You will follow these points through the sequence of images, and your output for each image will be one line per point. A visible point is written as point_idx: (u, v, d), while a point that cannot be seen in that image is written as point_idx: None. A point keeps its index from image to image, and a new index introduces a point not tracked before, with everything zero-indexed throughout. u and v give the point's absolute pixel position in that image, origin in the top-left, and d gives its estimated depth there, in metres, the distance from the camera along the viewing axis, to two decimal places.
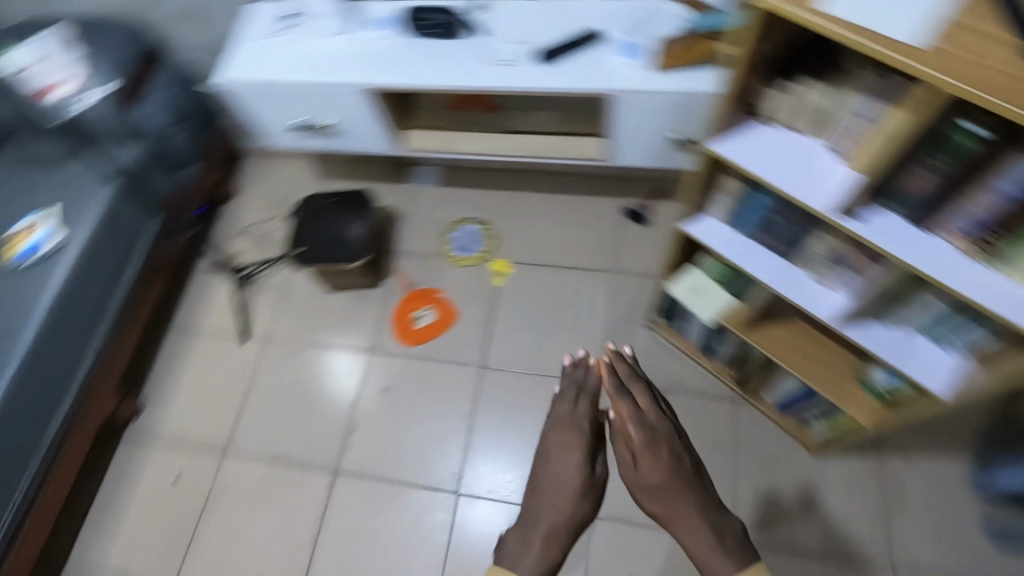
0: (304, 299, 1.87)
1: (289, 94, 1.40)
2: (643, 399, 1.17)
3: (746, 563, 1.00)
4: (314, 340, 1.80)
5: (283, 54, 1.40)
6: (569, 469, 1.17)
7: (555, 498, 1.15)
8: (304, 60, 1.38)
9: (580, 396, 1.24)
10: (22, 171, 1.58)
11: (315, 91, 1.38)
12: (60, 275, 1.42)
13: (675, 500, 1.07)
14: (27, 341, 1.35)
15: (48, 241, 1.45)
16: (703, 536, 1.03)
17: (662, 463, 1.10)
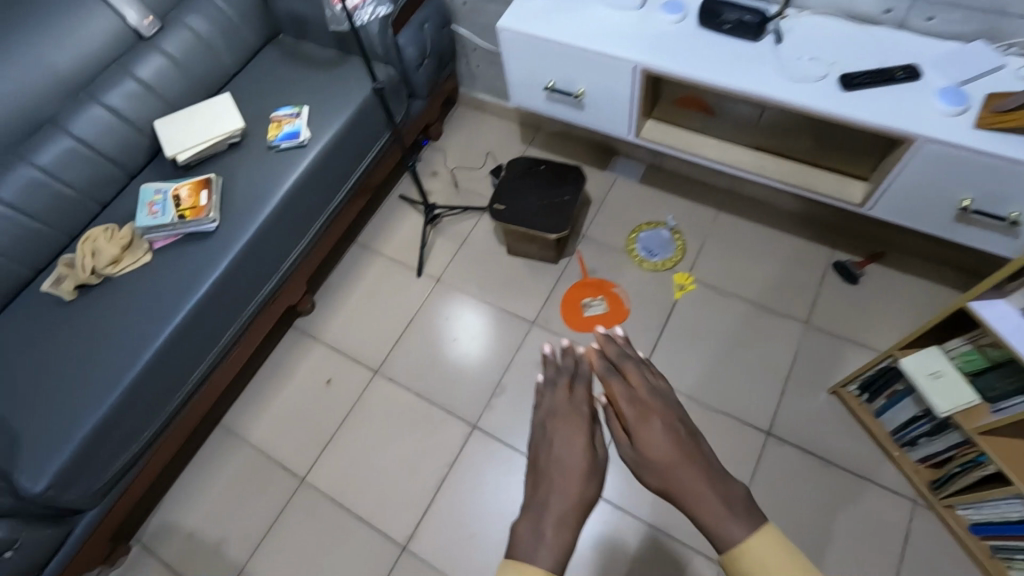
0: (481, 253, 1.89)
1: (560, 56, 1.40)
2: (640, 380, 0.79)
3: (768, 528, 0.67)
4: (482, 294, 1.82)
5: (566, 16, 1.40)
6: (567, 442, 0.74)
7: (545, 487, 0.71)
8: (587, 28, 1.37)
9: (569, 377, 0.81)
10: (289, 65, 1.70)
11: (588, 59, 1.37)
12: (301, 165, 1.52)
13: (671, 469, 0.70)
14: (262, 216, 1.45)
15: (304, 132, 1.54)
16: (709, 508, 0.68)
17: (659, 428, 0.72)
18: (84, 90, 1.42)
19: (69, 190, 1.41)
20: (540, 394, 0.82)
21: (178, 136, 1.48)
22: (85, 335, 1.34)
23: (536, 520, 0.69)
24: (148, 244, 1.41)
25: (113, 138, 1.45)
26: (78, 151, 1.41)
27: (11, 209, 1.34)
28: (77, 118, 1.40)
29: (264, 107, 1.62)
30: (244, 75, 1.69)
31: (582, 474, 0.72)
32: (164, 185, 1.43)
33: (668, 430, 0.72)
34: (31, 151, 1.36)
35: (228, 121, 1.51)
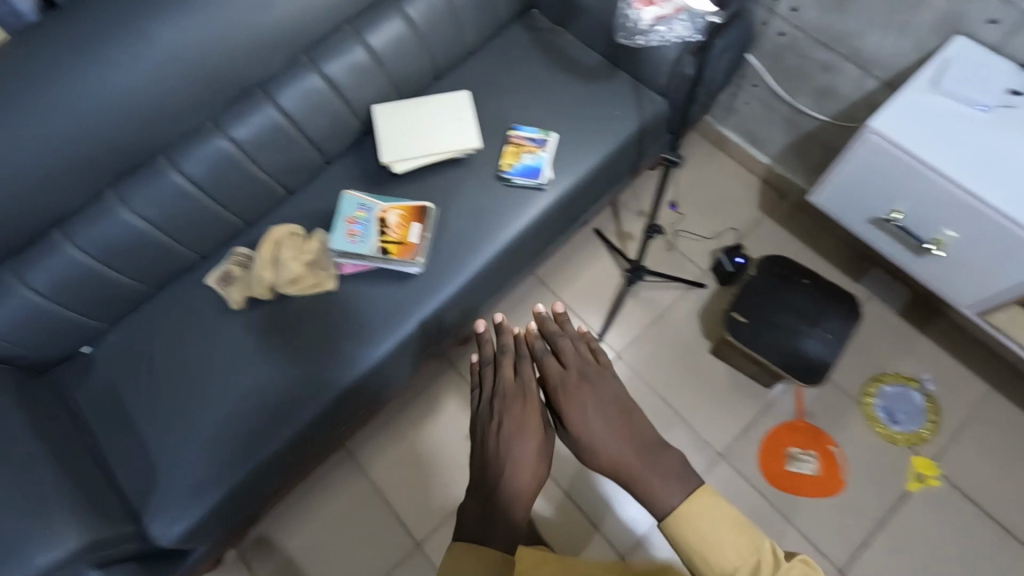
0: (676, 340, 1.56)
1: (945, 196, 0.98)
2: (570, 355, 0.96)
3: (706, 493, 0.78)
4: (665, 393, 1.51)
5: (978, 145, 0.97)
6: (504, 449, 0.87)
7: (492, 474, 0.86)
8: (1010, 175, 0.94)
9: (506, 369, 0.96)
10: (539, 60, 1.33)
11: (991, 220, 0.95)
12: (530, 214, 1.20)
13: (603, 446, 0.84)
14: (471, 270, 1.16)
15: (546, 171, 1.19)
16: (628, 458, 0.82)
17: (587, 403, 0.89)
18: (305, 50, 1.10)
19: (258, 172, 1.14)
20: (482, 380, 0.99)
21: (399, 138, 1.16)
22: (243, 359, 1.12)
23: (489, 502, 0.85)
24: (333, 266, 1.14)
25: (320, 118, 1.16)
26: (280, 127, 1.12)
27: (193, 185, 1.09)
28: (289, 87, 1.11)
29: (500, 114, 1.27)
30: (481, 57, 1.33)
31: (525, 452, 0.87)
32: (369, 200, 1.14)
33: (598, 411, 0.87)
34: (229, 118, 1.08)
35: (459, 132, 1.17)
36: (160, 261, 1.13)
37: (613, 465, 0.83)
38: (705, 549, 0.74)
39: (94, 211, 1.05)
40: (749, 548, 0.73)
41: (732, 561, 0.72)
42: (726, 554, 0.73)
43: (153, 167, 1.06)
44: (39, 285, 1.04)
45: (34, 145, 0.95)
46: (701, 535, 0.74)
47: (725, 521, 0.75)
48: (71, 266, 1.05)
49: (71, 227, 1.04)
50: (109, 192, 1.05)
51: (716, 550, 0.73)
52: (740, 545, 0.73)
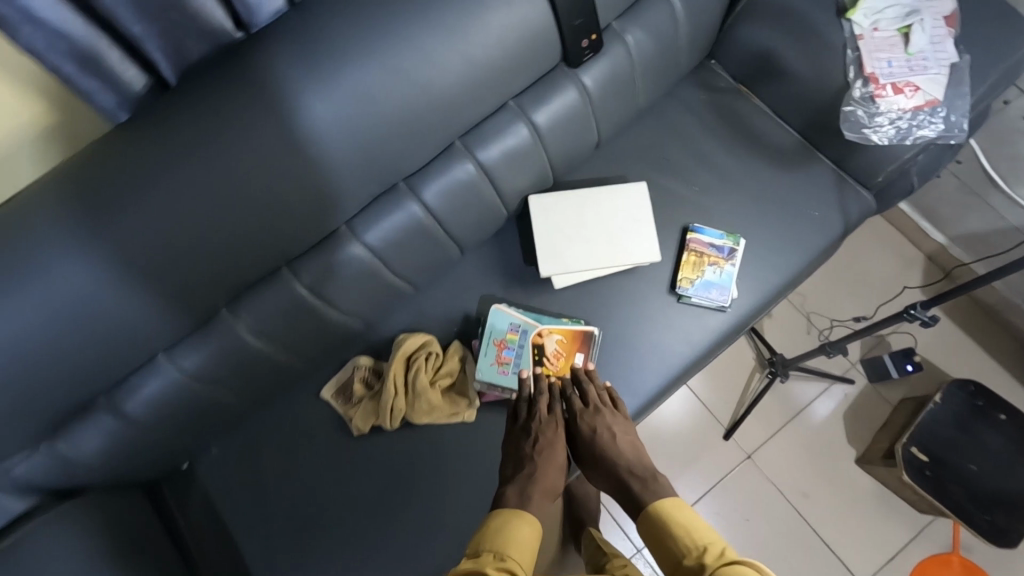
0: (816, 443, 1.38)
1: None
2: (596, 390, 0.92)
3: (679, 505, 0.73)
4: (802, 507, 1.34)
5: None
6: (533, 464, 0.83)
7: (523, 472, 0.82)
8: None
9: (538, 404, 0.91)
10: (722, 133, 1.07)
11: None
12: (706, 341, 0.99)
13: (622, 456, 0.84)
14: (632, 410, 0.96)
15: (733, 290, 0.98)
16: (641, 472, 0.81)
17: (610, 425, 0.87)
18: (460, 136, 0.87)
19: (391, 277, 0.94)
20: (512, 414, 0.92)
21: (562, 244, 0.95)
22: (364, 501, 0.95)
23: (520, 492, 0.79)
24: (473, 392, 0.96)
25: (468, 213, 0.93)
26: (422, 227, 0.90)
27: (316, 296, 0.89)
28: (437, 180, 0.88)
29: (673, 205, 1.03)
30: (649, 124, 1.08)
31: (551, 473, 0.82)
32: (522, 318, 0.95)
33: (614, 425, 0.87)
34: (364, 219, 0.87)
35: (634, 239, 0.96)
36: (271, 378, 0.94)
37: (613, 479, 0.82)
38: (657, 533, 0.71)
39: (204, 331, 0.85)
40: (696, 541, 0.67)
41: (682, 549, 0.67)
42: (670, 534, 0.69)
43: (273, 278, 0.86)
44: (137, 416, 0.86)
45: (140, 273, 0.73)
46: (661, 523, 0.71)
47: (687, 527, 0.69)
48: (175, 394, 0.86)
49: (177, 349, 0.85)
50: (222, 308, 0.85)
51: (667, 536, 0.70)
52: (699, 541, 0.66)
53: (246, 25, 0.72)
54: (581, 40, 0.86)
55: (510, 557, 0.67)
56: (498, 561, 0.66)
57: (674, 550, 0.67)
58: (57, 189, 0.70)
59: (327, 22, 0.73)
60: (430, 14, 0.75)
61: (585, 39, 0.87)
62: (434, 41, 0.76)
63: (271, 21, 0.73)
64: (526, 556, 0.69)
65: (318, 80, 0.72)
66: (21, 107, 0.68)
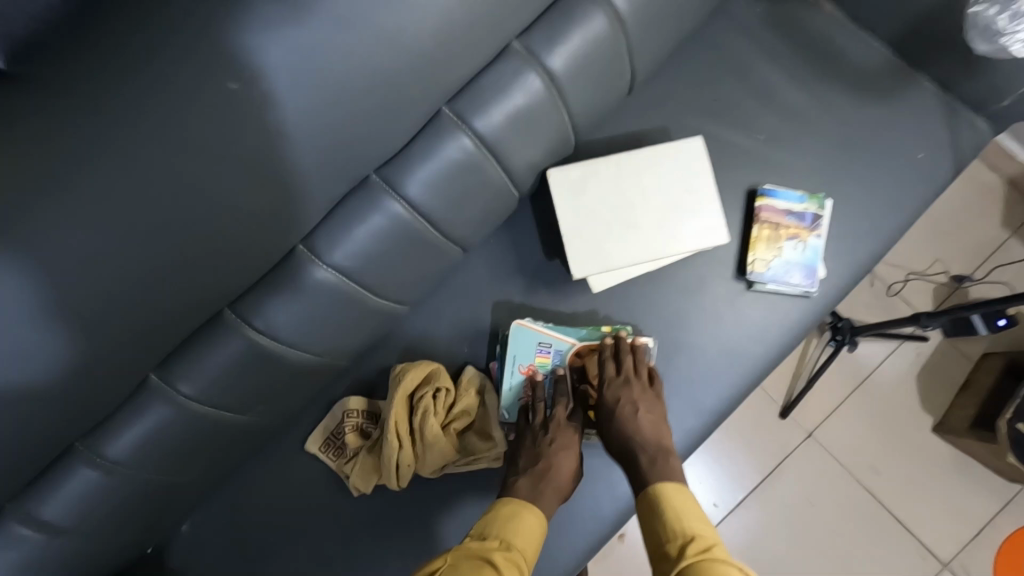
0: (886, 414, 1.20)
1: None
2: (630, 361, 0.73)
3: (680, 488, 0.62)
4: (874, 486, 1.18)
5: None
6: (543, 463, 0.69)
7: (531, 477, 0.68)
8: None
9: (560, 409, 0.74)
10: (791, 60, 0.81)
11: None
12: (786, 338, 0.78)
13: (639, 434, 0.69)
14: (698, 432, 0.77)
15: (820, 271, 0.77)
16: (653, 449, 0.68)
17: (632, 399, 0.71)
18: (449, 99, 0.62)
19: (379, 302, 0.70)
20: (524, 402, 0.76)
21: (599, 234, 0.72)
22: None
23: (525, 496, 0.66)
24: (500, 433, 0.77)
25: (470, 206, 0.69)
26: (410, 231, 0.66)
27: (277, 341, 0.66)
28: (423, 164, 0.63)
29: (733, 163, 0.79)
30: (692, 54, 0.81)
31: (563, 474, 0.69)
32: (554, 336, 0.75)
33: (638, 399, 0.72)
34: (328, 231, 0.62)
35: (690, 218, 0.72)
36: (239, 444, 0.73)
37: (624, 455, 0.69)
38: (646, 510, 0.61)
39: (133, 405, 0.63)
40: (680, 529, 0.56)
41: (664, 531, 0.57)
42: (656, 516, 0.59)
43: (214, 326, 0.63)
44: (65, 522, 0.65)
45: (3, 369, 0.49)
46: (651, 499, 0.61)
47: (675, 512, 0.58)
48: (108, 489, 0.66)
49: (99, 435, 0.63)
50: (151, 374, 0.63)
51: (654, 516, 0.60)
52: (686, 529, 0.56)
53: None
54: None
55: (518, 548, 0.58)
56: (504, 550, 0.57)
57: (656, 534, 0.58)
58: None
59: None
60: None
61: None
62: None
63: None
64: (533, 541, 0.61)
65: None
66: None
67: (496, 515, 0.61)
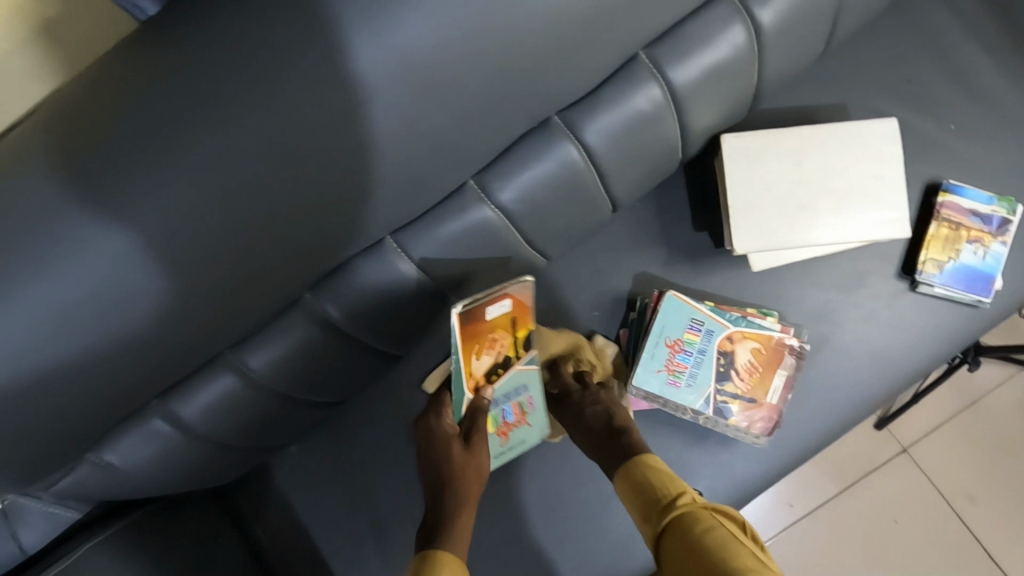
0: (989, 442, 1.14)
1: None
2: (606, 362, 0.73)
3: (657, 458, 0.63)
4: (965, 512, 1.13)
5: None
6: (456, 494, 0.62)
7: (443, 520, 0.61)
8: None
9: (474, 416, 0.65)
10: (998, 47, 0.73)
11: None
12: (940, 347, 0.72)
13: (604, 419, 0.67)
14: (831, 432, 0.73)
15: (997, 281, 0.70)
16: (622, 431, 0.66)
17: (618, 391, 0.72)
18: (648, 44, 0.57)
19: (526, 248, 0.68)
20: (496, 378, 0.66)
21: (767, 210, 0.67)
22: (482, 535, 0.74)
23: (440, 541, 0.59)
24: (521, 405, 0.70)
25: (636, 160, 0.65)
26: (576, 179, 0.63)
27: (423, 273, 0.65)
28: (608, 111, 0.60)
29: (915, 152, 0.73)
30: (885, 29, 0.74)
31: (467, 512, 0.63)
32: (708, 315, 0.70)
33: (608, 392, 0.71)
34: (500, 170, 0.60)
35: (870, 205, 0.67)
36: (362, 372, 0.73)
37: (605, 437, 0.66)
38: (628, 480, 0.61)
39: (280, 321, 0.62)
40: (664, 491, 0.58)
41: (659, 494, 0.58)
42: (641, 489, 0.60)
43: (373, 251, 0.61)
44: (197, 424, 0.66)
45: (194, 271, 0.46)
46: (635, 470, 0.61)
47: (657, 476, 0.60)
48: (244, 397, 0.66)
49: (246, 343, 0.63)
50: (305, 291, 0.62)
51: (640, 482, 0.60)
52: (676, 488, 0.58)
53: None
54: None
55: None
56: None
57: (651, 498, 0.58)
58: (61, 120, 0.43)
59: None
60: None
61: None
62: None
63: None
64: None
65: None
66: None
67: None
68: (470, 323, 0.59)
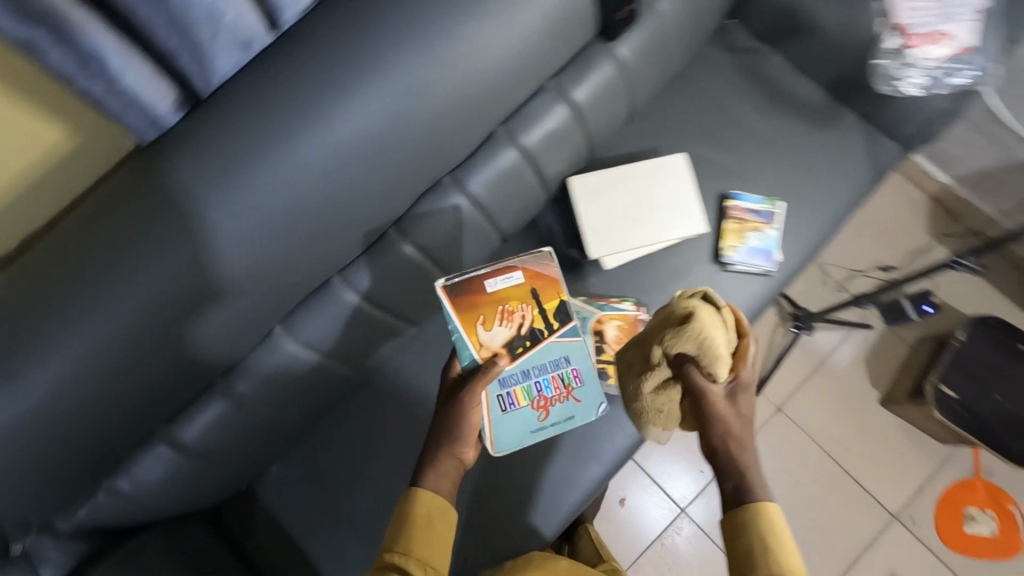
0: (842, 391, 1.43)
1: None
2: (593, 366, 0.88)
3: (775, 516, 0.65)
4: (834, 451, 1.40)
5: None
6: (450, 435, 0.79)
7: (434, 459, 0.78)
8: None
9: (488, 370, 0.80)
10: (751, 99, 1.06)
11: None
12: (752, 308, 1.00)
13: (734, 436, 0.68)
14: None
15: (776, 255, 1.00)
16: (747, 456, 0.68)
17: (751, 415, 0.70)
18: (501, 123, 0.85)
19: (442, 276, 0.91)
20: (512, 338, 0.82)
21: (607, 224, 0.94)
22: None
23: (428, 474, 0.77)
24: (562, 379, 0.85)
25: (510, 201, 0.91)
26: (468, 219, 0.88)
27: (366, 302, 0.86)
28: (482, 170, 0.86)
29: (710, 174, 1.03)
30: (676, 93, 1.06)
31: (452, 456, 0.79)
32: (581, 305, 0.94)
33: (742, 402, 0.70)
34: (412, 219, 0.84)
35: (677, 213, 0.95)
36: (326, 389, 0.92)
37: (728, 449, 0.68)
38: (737, 528, 0.65)
39: (257, 352, 0.82)
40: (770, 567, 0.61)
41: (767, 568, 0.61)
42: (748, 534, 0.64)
43: (324, 288, 0.83)
44: (195, 443, 0.83)
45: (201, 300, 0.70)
46: (753, 527, 0.63)
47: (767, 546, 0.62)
48: (234, 415, 0.85)
49: (231, 374, 0.82)
50: (275, 325, 0.82)
51: (749, 538, 0.63)
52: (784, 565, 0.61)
53: (275, 25, 0.69)
54: (618, 12, 0.83)
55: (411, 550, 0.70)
56: (401, 558, 0.70)
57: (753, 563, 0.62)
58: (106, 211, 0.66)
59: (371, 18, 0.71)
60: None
61: (622, 10, 0.84)
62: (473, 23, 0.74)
63: (297, 18, 0.70)
64: (444, 545, 0.73)
65: (360, 84, 0.70)
66: (41, 131, 0.62)
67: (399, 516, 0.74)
68: (467, 291, 0.81)
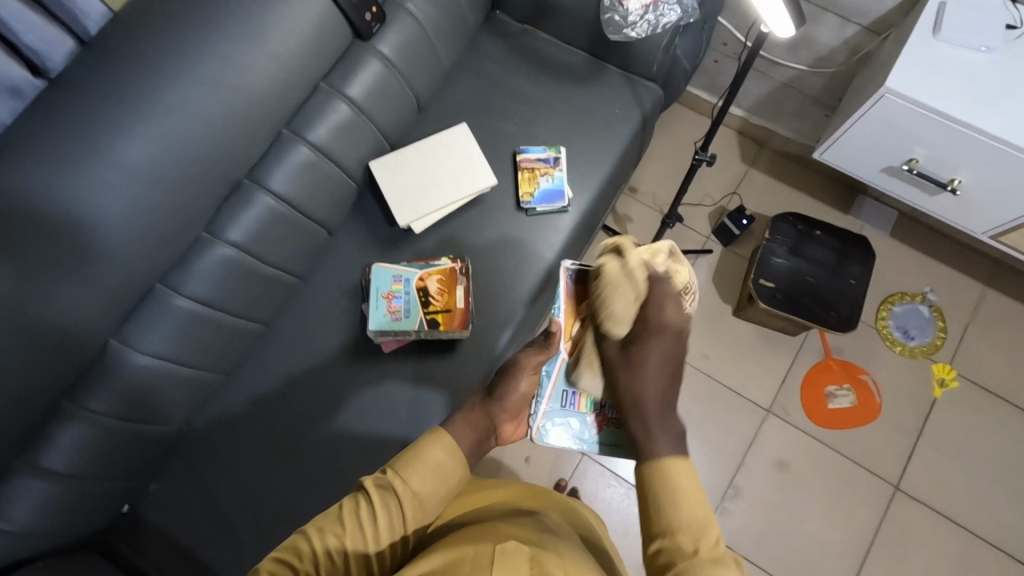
0: (700, 312, 1.57)
1: (948, 136, 1.02)
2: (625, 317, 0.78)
3: (687, 468, 0.62)
4: (704, 366, 1.53)
5: (973, 83, 0.99)
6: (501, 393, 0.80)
7: (478, 420, 0.77)
8: (1003, 105, 0.97)
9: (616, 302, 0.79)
10: (523, 69, 1.23)
11: (993, 151, 0.99)
12: (561, 241, 1.14)
13: (640, 381, 0.71)
14: (518, 314, 1.09)
15: (568, 192, 1.15)
16: (643, 398, 0.70)
17: (652, 366, 0.71)
18: (285, 125, 0.99)
19: (270, 270, 1.02)
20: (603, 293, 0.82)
21: (412, 195, 1.09)
22: (313, 478, 1.00)
23: (464, 420, 0.76)
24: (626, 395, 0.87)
25: (319, 192, 1.03)
26: (279, 214, 1.00)
27: (200, 304, 0.96)
28: (278, 170, 0.98)
29: (500, 140, 1.19)
30: (458, 78, 1.22)
31: (483, 416, 0.78)
32: (404, 269, 1.06)
33: (635, 351, 0.73)
34: (222, 222, 0.96)
35: (469, 174, 1.10)
36: (186, 397, 1.00)
37: (634, 400, 0.70)
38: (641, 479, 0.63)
39: (100, 366, 0.90)
40: (664, 522, 0.59)
41: (678, 517, 0.58)
42: (645, 483, 0.62)
43: (152, 297, 0.93)
44: (62, 465, 0.89)
45: (24, 321, 0.79)
46: (650, 467, 0.62)
47: (659, 499, 0.60)
48: (94, 434, 0.91)
49: (79, 393, 0.90)
50: (111, 339, 0.91)
51: (649, 484, 0.61)
52: (681, 521, 0.58)
53: (43, 72, 0.81)
54: (364, 14, 0.99)
55: (411, 486, 0.68)
56: (403, 488, 0.68)
57: (660, 514, 0.59)
58: None
59: (130, 51, 0.83)
60: (220, 22, 0.86)
61: (367, 13, 0.99)
62: (224, 41, 0.86)
63: (66, 62, 0.82)
64: (440, 490, 0.70)
65: (128, 109, 0.82)
66: None
67: (414, 452, 0.71)
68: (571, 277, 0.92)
